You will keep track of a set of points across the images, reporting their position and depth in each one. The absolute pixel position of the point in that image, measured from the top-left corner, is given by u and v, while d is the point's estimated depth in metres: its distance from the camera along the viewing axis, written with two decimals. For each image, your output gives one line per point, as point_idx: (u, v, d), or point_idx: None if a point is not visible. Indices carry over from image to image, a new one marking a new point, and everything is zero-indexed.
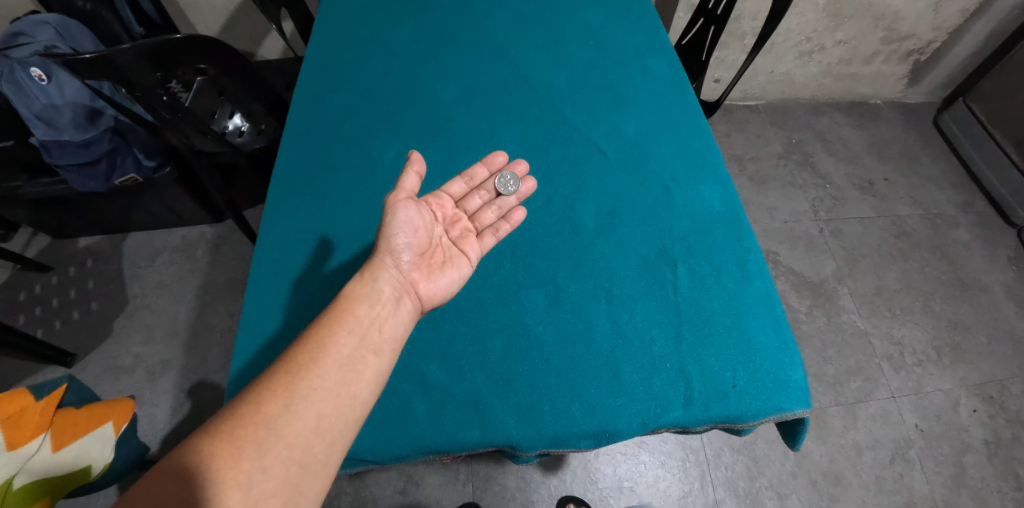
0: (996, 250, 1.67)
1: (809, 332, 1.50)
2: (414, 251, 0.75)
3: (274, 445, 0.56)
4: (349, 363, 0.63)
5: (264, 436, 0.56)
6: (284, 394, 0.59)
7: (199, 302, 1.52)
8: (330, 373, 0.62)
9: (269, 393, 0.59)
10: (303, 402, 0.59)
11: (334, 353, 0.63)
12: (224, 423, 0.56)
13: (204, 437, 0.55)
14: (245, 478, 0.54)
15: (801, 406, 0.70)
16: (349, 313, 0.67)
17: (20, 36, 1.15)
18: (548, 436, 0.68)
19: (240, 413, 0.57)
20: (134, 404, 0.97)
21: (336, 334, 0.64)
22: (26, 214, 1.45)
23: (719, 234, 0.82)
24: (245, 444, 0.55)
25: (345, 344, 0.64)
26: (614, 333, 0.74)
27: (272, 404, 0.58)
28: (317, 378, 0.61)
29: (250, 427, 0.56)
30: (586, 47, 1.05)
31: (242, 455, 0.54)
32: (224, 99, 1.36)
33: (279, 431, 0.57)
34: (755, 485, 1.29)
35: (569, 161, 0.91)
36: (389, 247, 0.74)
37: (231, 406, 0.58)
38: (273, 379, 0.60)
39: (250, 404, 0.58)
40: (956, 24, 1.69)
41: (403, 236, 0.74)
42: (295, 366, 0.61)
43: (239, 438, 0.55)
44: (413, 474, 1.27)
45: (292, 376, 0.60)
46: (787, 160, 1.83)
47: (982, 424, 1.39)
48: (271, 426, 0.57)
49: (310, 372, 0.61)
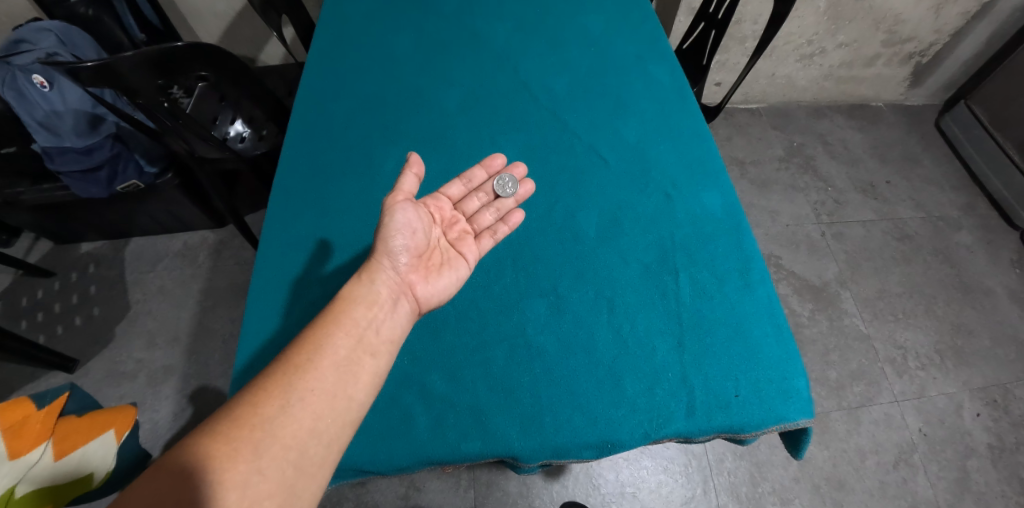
0: (999, 252, 1.66)
1: (811, 336, 1.50)
2: (412, 253, 0.75)
3: (271, 446, 0.56)
4: (346, 364, 0.63)
5: (261, 437, 0.56)
6: (280, 396, 0.59)
7: (200, 308, 1.52)
8: (328, 375, 0.61)
9: (265, 394, 0.59)
10: (299, 403, 0.59)
11: (331, 354, 0.63)
12: (222, 423, 0.56)
13: (201, 437, 0.55)
14: (242, 479, 0.53)
15: (803, 416, 0.70)
16: (346, 315, 0.67)
17: (22, 44, 1.14)
18: (549, 446, 0.68)
19: (237, 414, 0.57)
20: (134, 414, 0.98)
21: (332, 336, 0.64)
22: (27, 219, 1.45)
23: (719, 241, 0.82)
24: (241, 445, 0.55)
25: (342, 346, 0.64)
26: (616, 343, 0.74)
27: (269, 405, 0.58)
28: (314, 379, 0.61)
29: (247, 429, 0.56)
30: (586, 54, 1.05)
31: (239, 456, 0.54)
32: (224, 105, 1.34)
33: (275, 432, 0.57)
34: (757, 491, 1.28)
35: (570, 169, 0.91)
36: (388, 249, 0.74)
37: (228, 406, 0.58)
38: (269, 380, 0.59)
39: (248, 404, 0.58)
40: (957, 27, 1.69)
41: (401, 238, 0.74)
42: (293, 368, 0.61)
43: (235, 439, 0.55)
44: (414, 480, 1.27)
45: (289, 378, 0.60)
46: (788, 163, 1.82)
47: (986, 428, 1.38)
48: (268, 426, 0.57)
49: (308, 373, 0.61)
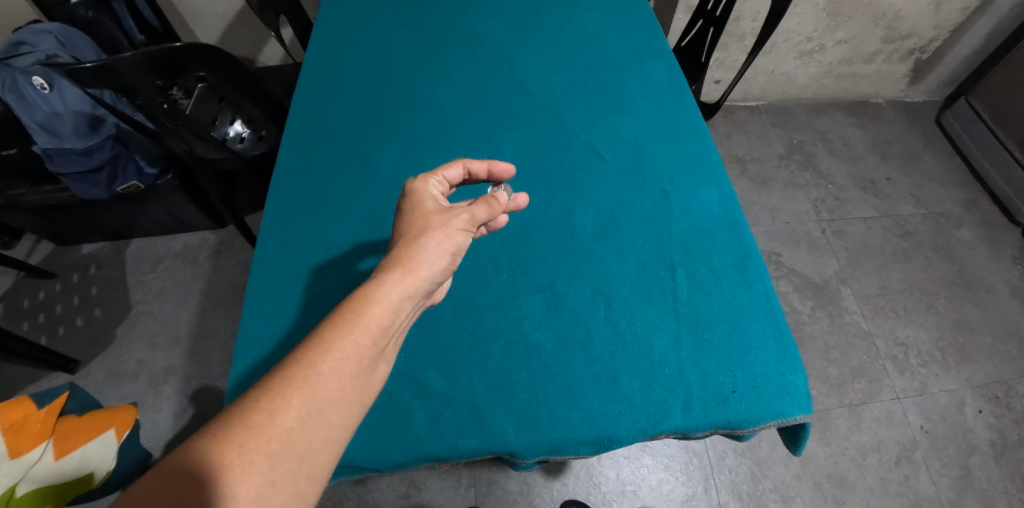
0: (1001, 249, 1.65)
1: (812, 333, 1.49)
2: (450, 260, 0.66)
3: (286, 457, 0.51)
4: (365, 372, 0.57)
5: (277, 449, 0.50)
6: (299, 404, 0.52)
7: (201, 308, 1.52)
8: (349, 385, 0.55)
9: (283, 400, 0.52)
10: (319, 415, 0.53)
11: (353, 362, 0.56)
12: (233, 431, 0.50)
13: (211, 443, 0.49)
14: (255, 493, 0.49)
15: (801, 412, 0.70)
16: (369, 318, 0.59)
17: (21, 46, 1.15)
18: (547, 443, 0.68)
19: (252, 421, 0.50)
20: (134, 412, 0.99)
21: (356, 341, 0.57)
22: (29, 221, 1.46)
23: (718, 238, 0.82)
24: (256, 457, 0.49)
25: (365, 354, 0.57)
26: (614, 339, 0.74)
27: (286, 415, 0.52)
28: (336, 388, 0.55)
29: (263, 439, 0.50)
30: (582, 51, 1.05)
31: (253, 468, 0.49)
32: (224, 105, 1.35)
33: (292, 444, 0.51)
34: (759, 488, 1.28)
35: (568, 167, 0.91)
36: (428, 253, 0.64)
37: (238, 409, 0.51)
38: (287, 384, 0.53)
39: (264, 411, 0.51)
40: (957, 23, 1.68)
41: (448, 245, 0.66)
42: (314, 374, 0.54)
43: (251, 449, 0.49)
44: (415, 479, 1.28)
45: (309, 386, 0.53)
46: (788, 161, 1.82)
47: (988, 425, 1.38)
48: (285, 438, 0.51)
49: (329, 382, 0.54)
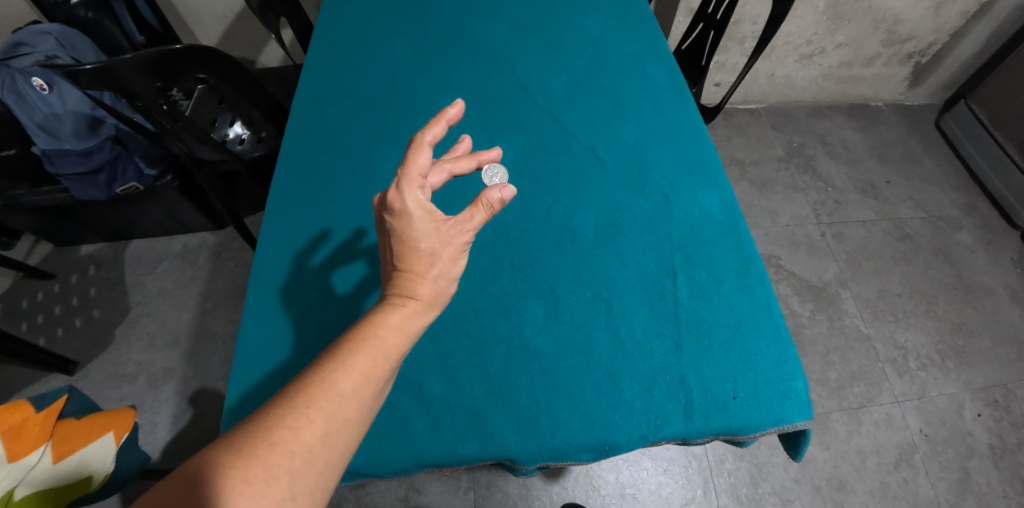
0: (1000, 253, 1.65)
1: (812, 336, 1.49)
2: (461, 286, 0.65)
3: (306, 473, 0.50)
4: (380, 392, 0.56)
5: (299, 466, 0.50)
6: (322, 423, 0.51)
7: (200, 309, 1.52)
8: (367, 405, 0.55)
9: (305, 417, 0.51)
10: (339, 433, 0.52)
11: (373, 385, 0.55)
12: (258, 445, 0.49)
13: (231, 456, 0.48)
14: None
15: (802, 418, 0.69)
16: (386, 341, 0.57)
17: (21, 47, 1.15)
18: (547, 449, 0.68)
19: (274, 436, 0.49)
20: (134, 414, 0.95)
21: (374, 364, 0.56)
22: (28, 222, 1.45)
23: (718, 243, 0.82)
24: (279, 474, 0.48)
25: (382, 377, 0.56)
26: (614, 345, 0.74)
27: (309, 433, 0.50)
28: (356, 409, 0.54)
29: (286, 456, 0.49)
30: (584, 55, 1.05)
31: (274, 484, 0.48)
32: (224, 107, 1.36)
33: (313, 461, 0.50)
34: (758, 492, 1.28)
35: (569, 171, 0.91)
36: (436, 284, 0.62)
37: (260, 424, 0.50)
38: (309, 401, 0.51)
39: (285, 428, 0.50)
40: (957, 26, 1.68)
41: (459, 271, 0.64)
42: (335, 395, 0.53)
43: (273, 465, 0.48)
44: (414, 481, 1.27)
45: (330, 406, 0.52)
46: (787, 163, 1.82)
47: (987, 428, 1.38)
48: (307, 456, 0.50)
49: (350, 402, 0.53)
